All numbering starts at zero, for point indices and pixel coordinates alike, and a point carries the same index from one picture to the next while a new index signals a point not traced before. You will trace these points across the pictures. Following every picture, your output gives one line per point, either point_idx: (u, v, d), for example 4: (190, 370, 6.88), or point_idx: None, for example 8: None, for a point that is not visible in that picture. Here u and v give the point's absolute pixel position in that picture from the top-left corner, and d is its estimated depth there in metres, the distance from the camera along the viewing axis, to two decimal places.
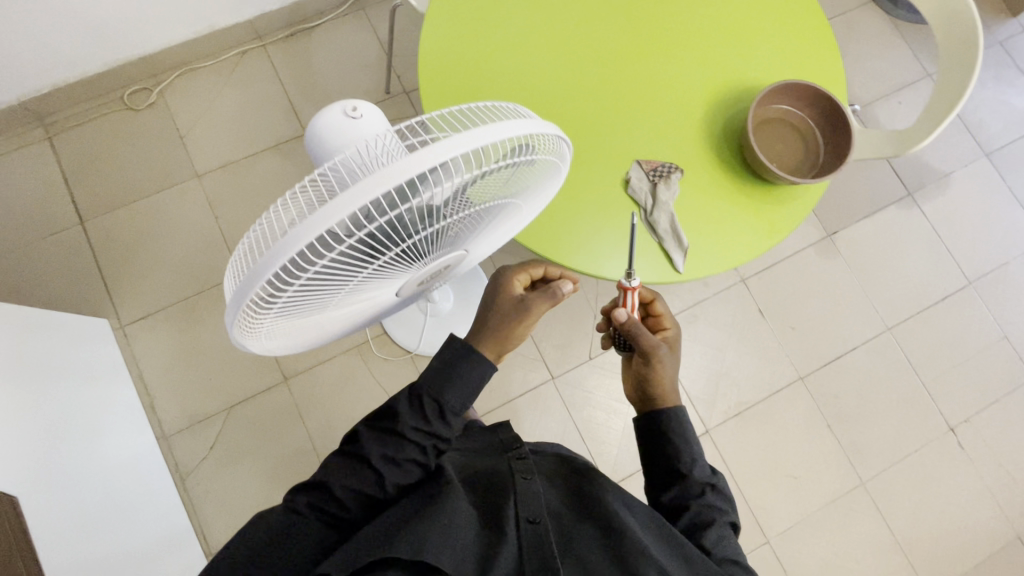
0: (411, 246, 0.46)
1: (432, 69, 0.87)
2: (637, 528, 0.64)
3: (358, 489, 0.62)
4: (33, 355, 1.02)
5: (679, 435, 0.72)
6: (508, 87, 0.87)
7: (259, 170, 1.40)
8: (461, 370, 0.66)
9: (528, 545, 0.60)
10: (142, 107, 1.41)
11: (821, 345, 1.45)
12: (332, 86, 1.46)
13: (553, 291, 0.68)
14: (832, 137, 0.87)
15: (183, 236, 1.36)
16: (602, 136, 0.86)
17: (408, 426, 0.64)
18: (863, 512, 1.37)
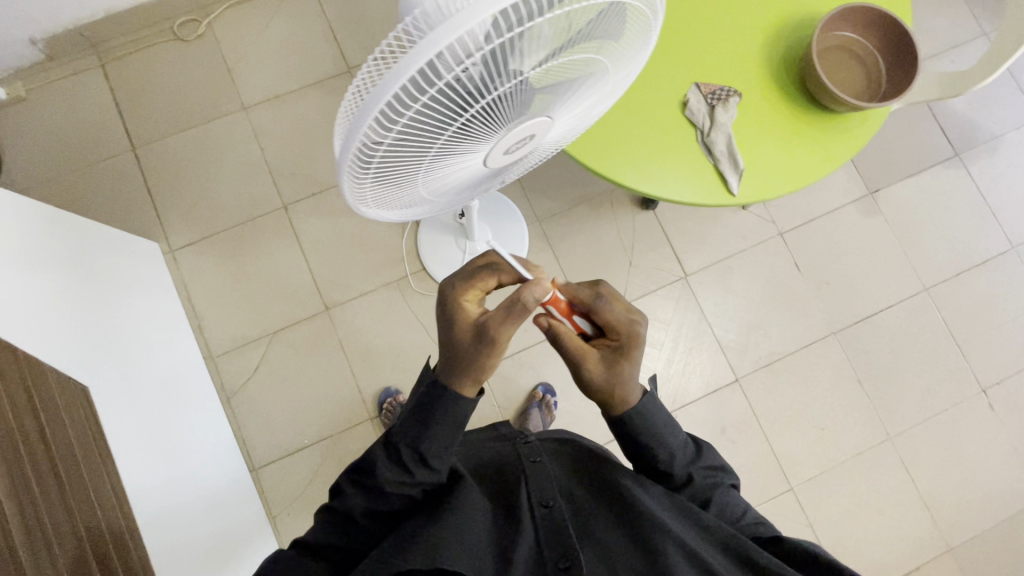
0: (495, 109, 0.49)
1: None
2: (652, 503, 0.67)
3: (353, 538, 0.69)
4: (83, 262, 1.05)
5: (653, 435, 0.70)
6: None
7: (304, 104, 1.43)
8: (442, 411, 0.67)
9: (545, 528, 0.67)
10: (191, 38, 1.43)
11: (856, 302, 1.45)
12: (377, 25, 1.47)
13: (516, 304, 0.62)
14: (894, 64, 0.86)
15: (231, 166, 1.39)
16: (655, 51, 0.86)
17: (388, 479, 0.67)
18: (888, 465, 1.38)
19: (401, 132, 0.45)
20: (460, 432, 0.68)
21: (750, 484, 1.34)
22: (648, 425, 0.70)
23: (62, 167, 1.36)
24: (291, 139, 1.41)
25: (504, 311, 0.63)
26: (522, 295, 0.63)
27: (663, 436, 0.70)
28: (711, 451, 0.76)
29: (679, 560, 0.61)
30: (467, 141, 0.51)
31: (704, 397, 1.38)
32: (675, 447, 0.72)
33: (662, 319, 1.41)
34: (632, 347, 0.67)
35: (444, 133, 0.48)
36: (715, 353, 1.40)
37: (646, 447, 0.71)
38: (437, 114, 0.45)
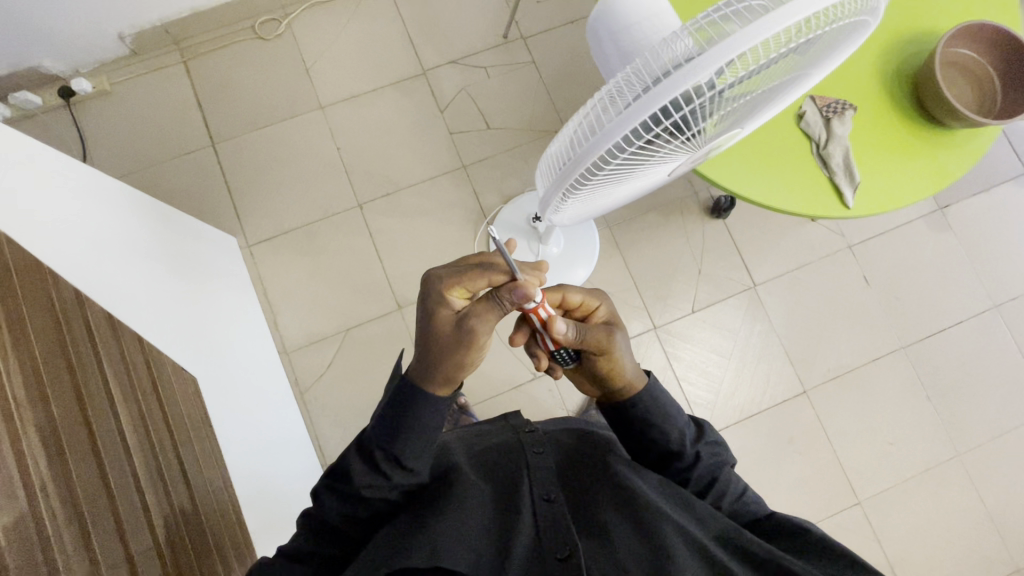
0: (697, 138, 0.51)
1: None
2: (649, 491, 0.64)
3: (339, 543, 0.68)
4: (185, 253, 1.07)
5: (659, 415, 0.68)
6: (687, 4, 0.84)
7: (380, 105, 1.45)
8: (422, 415, 0.63)
9: (541, 521, 0.61)
10: (271, 37, 1.45)
11: (925, 317, 1.44)
12: (452, 30, 1.50)
13: (499, 298, 0.61)
14: (1012, 89, 0.86)
15: (309, 165, 1.42)
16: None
17: (365, 485, 0.64)
18: (957, 482, 1.37)
19: (609, 165, 0.50)
20: (438, 433, 0.65)
21: (817, 495, 1.35)
22: (658, 407, 0.68)
23: (145, 162, 1.38)
24: (367, 140, 1.44)
25: (487, 305, 0.61)
26: (504, 291, 0.61)
27: (668, 416, 0.68)
28: (713, 429, 0.74)
29: (677, 543, 0.57)
30: (663, 163, 0.54)
31: (771, 408, 1.38)
32: (684, 424, 0.69)
33: (730, 329, 1.41)
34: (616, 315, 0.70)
35: (650, 159, 0.51)
36: (782, 363, 1.40)
37: (652, 429, 0.68)
38: (655, 144, 0.48)
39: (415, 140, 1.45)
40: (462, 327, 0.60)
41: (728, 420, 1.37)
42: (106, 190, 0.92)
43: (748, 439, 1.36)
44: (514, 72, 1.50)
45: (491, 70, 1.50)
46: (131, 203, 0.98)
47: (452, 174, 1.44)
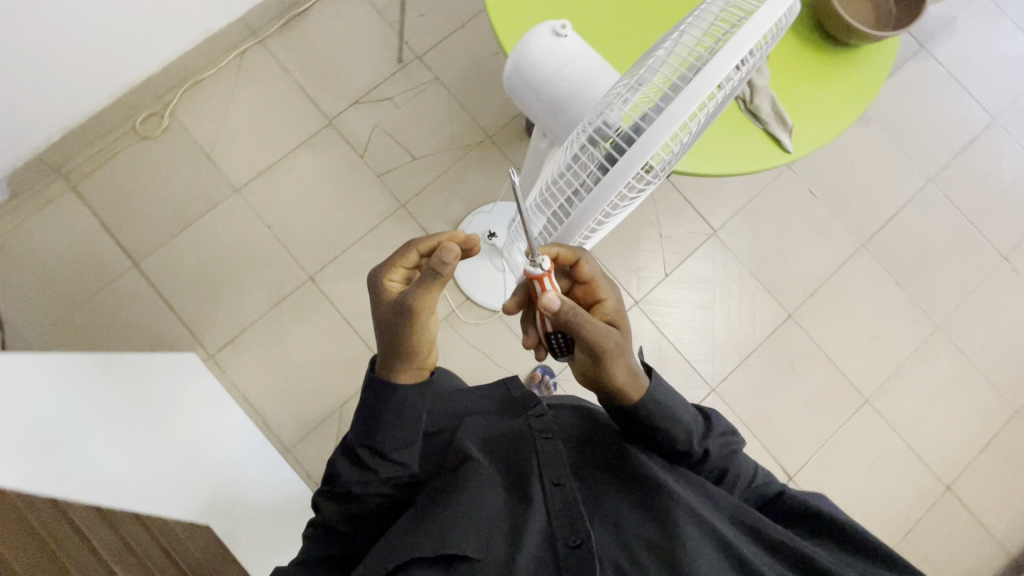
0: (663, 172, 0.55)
1: (503, 20, 0.85)
2: (664, 473, 0.60)
3: (343, 551, 0.61)
4: (153, 397, 1.00)
5: (665, 418, 0.60)
6: (576, 18, 0.86)
7: (297, 169, 1.39)
8: (406, 410, 0.60)
9: (556, 508, 0.57)
10: (157, 133, 1.36)
11: (873, 210, 1.50)
12: (343, 69, 1.43)
13: (428, 272, 0.56)
14: (904, 12, 0.90)
15: (245, 252, 1.34)
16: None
17: (355, 485, 0.60)
18: (944, 352, 1.46)
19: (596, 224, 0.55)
20: (420, 417, 0.61)
21: (828, 406, 1.41)
22: (660, 407, 0.60)
23: (69, 305, 1.27)
24: (296, 208, 1.37)
25: (421, 279, 0.57)
26: (432, 260, 0.55)
27: (675, 413, 0.61)
28: (720, 416, 0.68)
29: (693, 530, 0.54)
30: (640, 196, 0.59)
31: (765, 340, 1.43)
32: (690, 420, 0.62)
33: (705, 279, 1.44)
34: (621, 305, 0.61)
35: (627, 202, 0.57)
36: (762, 296, 1.45)
37: (653, 431, 0.61)
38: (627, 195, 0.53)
39: (345, 193, 1.39)
40: (399, 305, 0.58)
41: (729, 366, 1.41)
42: (63, 367, 0.86)
43: (753, 376, 1.41)
44: (421, 93, 1.45)
45: (397, 98, 1.44)
46: (87, 373, 0.89)
47: (394, 215, 1.40)
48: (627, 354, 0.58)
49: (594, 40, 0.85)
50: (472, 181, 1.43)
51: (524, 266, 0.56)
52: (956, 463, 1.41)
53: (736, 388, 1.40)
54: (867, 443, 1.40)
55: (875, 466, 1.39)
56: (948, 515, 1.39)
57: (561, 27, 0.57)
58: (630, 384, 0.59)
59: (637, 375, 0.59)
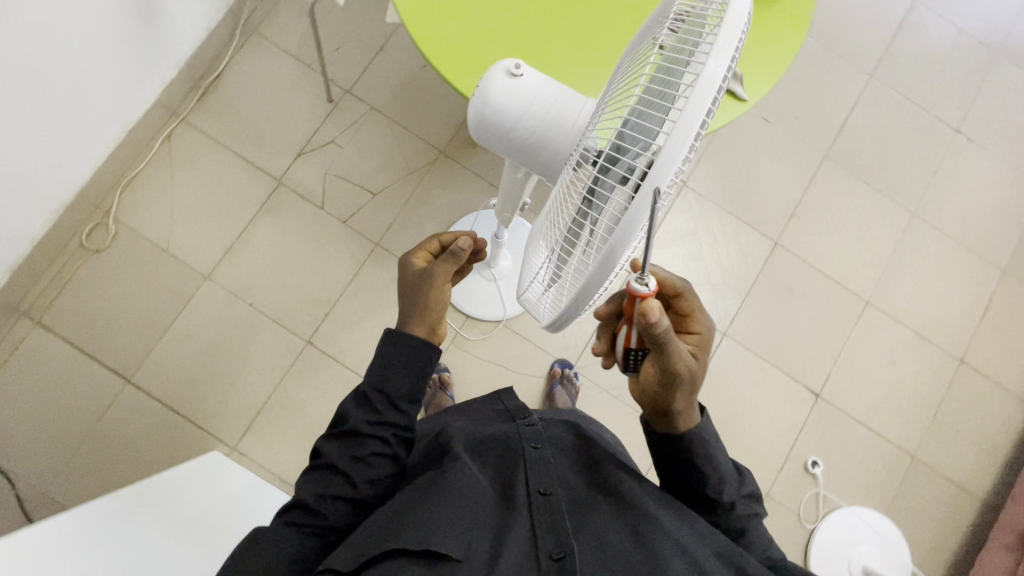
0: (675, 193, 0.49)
1: (433, 46, 0.81)
2: (651, 504, 0.61)
3: (332, 503, 0.60)
4: (204, 504, 0.98)
5: (706, 458, 0.63)
6: (504, 26, 0.83)
7: (261, 237, 1.35)
8: (419, 366, 0.63)
9: (542, 516, 0.57)
10: (107, 243, 1.31)
11: (826, 119, 1.53)
12: (275, 125, 1.40)
13: (458, 250, 0.67)
14: None
15: (235, 334, 1.31)
16: (625, 24, 0.86)
17: (361, 422, 0.62)
18: (925, 235, 1.51)
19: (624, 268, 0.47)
20: (428, 375, 0.64)
21: (834, 317, 1.45)
22: (704, 447, 0.63)
23: (70, 444, 1.22)
24: (273, 277, 1.34)
25: (449, 255, 0.67)
26: (462, 242, 0.67)
27: (713, 456, 0.63)
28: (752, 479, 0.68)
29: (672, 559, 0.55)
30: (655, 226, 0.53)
31: (760, 273, 1.45)
32: (725, 466, 0.64)
33: (688, 231, 1.45)
34: (707, 345, 0.62)
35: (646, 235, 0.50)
36: (745, 231, 1.47)
37: (686, 466, 0.63)
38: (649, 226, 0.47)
39: (317, 249, 1.36)
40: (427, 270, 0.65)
41: (733, 306, 1.43)
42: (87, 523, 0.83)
43: (758, 310, 1.44)
44: (360, 127, 1.42)
45: (339, 139, 1.41)
46: (124, 515, 0.88)
47: (371, 256, 1.37)
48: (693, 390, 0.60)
49: (529, 42, 0.83)
50: (438, 199, 1.41)
51: (628, 281, 0.49)
52: (963, 335, 1.48)
53: (745, 325, 1.43)
54: (878, 341, 1.45)
55: (892, 360, 1.45)
56: (968, 386, 1.45)
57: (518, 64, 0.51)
58: (687, 413, 0.61)
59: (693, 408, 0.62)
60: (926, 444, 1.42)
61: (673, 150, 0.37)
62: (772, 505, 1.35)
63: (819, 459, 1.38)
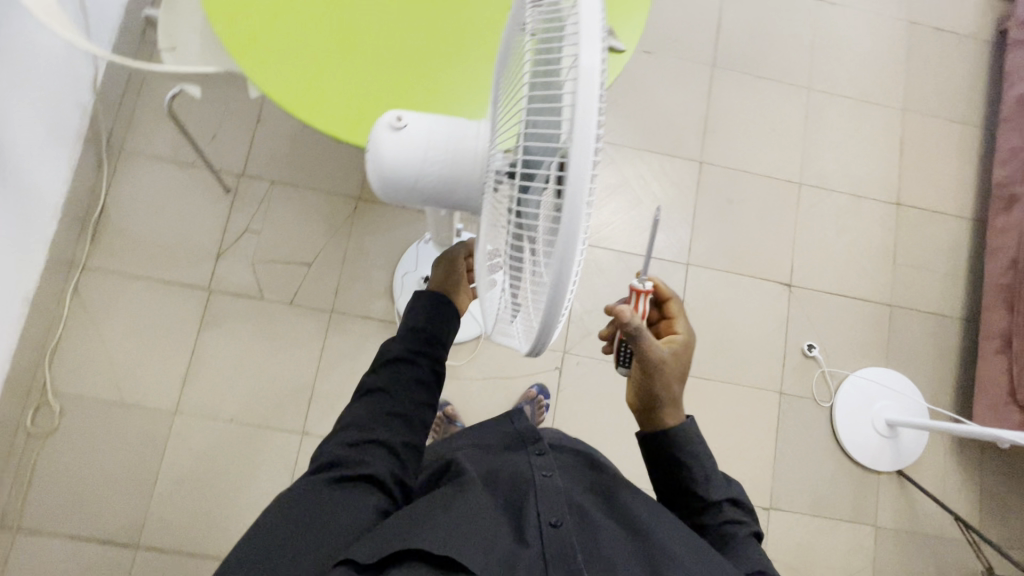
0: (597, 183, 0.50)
1: (313, 112, 0.78)
2: (656, 526, 0.63)
3: (382, 434, 0.65)
4: None
5: (691, 457, 0.69)
6: (375, 69, 0.81)
7: (215, 350, 1.29)
8: (440, 309, 0.73)
9: (553, 551, 0.58)
10: (58, 420, 1.22)
11: (702, 32, 1.57)
12: (183, 236, 1.33)
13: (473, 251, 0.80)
14: None
15: (227, 454, 1.25)
16: (490, 18, 0.86)
17: (405, 352, 0.69)
18: (826, 105, 1.58)
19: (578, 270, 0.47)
20: (454, 322, 0.74)
21: (777, 208, 1.51)
22: (688, 444, 0.69)
23: None
24: (244, 384, 1.29)
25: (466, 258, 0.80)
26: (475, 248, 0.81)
27: (698, 454, 0.69)
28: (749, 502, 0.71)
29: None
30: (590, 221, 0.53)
31: (698, 196, 1.49)
32: (712, 469, 0.69)
33: (619, 183, 1.48)
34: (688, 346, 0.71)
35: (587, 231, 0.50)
36: (669, 162, 1.50)
37: (677, 465, 0.69)
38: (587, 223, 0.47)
39: (275, 340, 1.31)
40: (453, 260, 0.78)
41: (685, 235, 1.47)
42: None
43: (708, 230, 1.48)
44: (269, 205, 1.37)
45: (253, 224, 1.36)
46: None
47: (332, 324, 1.34)
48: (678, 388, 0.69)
49: (405, 76, 0.81)
50: (375, 245, 1.38)
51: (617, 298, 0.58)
52: (892, 180, 1.56)
53: (703, 249, 1.47)
54: (822, 215, 1.52)
55: (840, 227, 1.52)
56: (913, 223, 1.54)
57: (398, 117, 0.50)
58: (672, 407, 0.69)
59: (678, 405, 0.70)
60: (898, 289, 1.50)
61: (581, 145, 0.38)
62: (788, 399, 1.41)
63: (813, 341, 1.45)
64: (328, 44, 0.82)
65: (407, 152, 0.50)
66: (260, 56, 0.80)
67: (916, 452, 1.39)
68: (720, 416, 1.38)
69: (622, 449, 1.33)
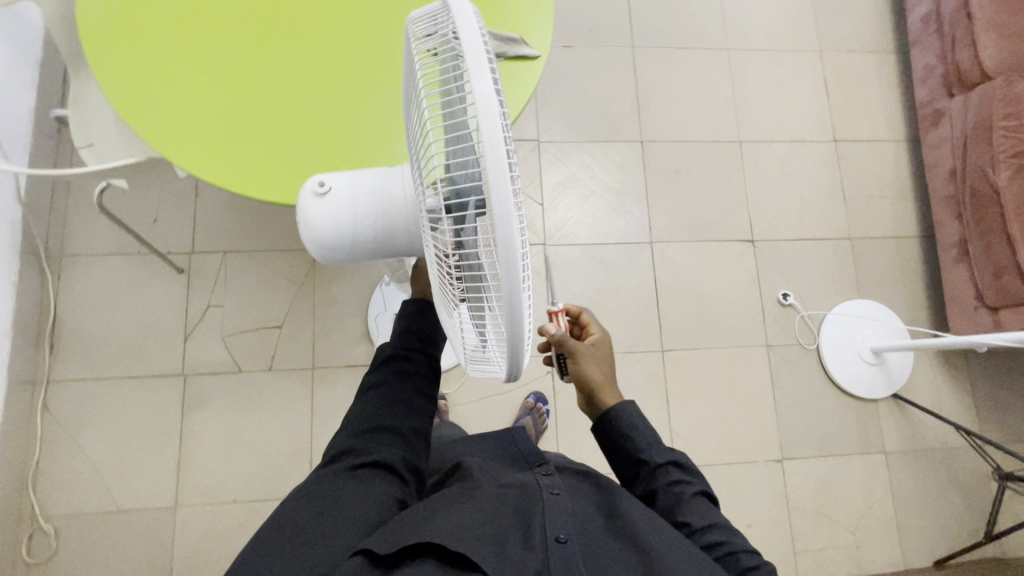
0: None
1: (247, 182, 0.79)
2: (645, 530, 0.64)
3: (389, 424, 0.74)
4: None
5: (631, 430, 0.74)
6: (296, 127, 0.81)
7: (203, 435, 1.26)
8: (427, 313, 0.82)
9: (560, 566, 0.57)
10: (56, 544, 1.18)
11: (614, 16, 1.60)
12: (145, 327, 1.30)
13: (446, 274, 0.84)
14: None
15: (238, 537, 1.22)
16: (396, 51, 0.86)
17: (401, 347, 0.79)
18: (747, 61, 1.62)
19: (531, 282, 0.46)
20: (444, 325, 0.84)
21: (723, 170, 1.54)
22: (626, 421, 0.74)
23: None
24: (240, 461, 1.26)
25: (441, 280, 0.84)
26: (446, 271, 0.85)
27: (635, 428, 0.74)
28: (699, 468, 0.75)
29: None
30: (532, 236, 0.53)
31: (646, 174, 1.52)
32: (653, 439, 0.74)
33: (568, 180, 1.49)
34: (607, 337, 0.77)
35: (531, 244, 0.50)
36: (612, 148, 1.52)
37: (621, 438, 0.74)
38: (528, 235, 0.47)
39: (263, 409, 1.29)
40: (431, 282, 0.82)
41: (644, 216, 1.49)
42: None
43: (664, 206, 1.50)
44: (226, 277, 1.34)
45: (214, 299, 1.33)
46: None
47: (317, 380, 1.32)
48: (608, 375, 0.75)
49: (327, 127, 0.82)
50: (342, 292, 1.36)
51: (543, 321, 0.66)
52: (825, 119, 1.61)
53: (663, 224, 1.49)
54: (767, 166, 1.56)
55: (786, 175, 1.56)
56: (853, 156, 1.59)
57: (319, 186, 0.54)
58: (608, 390, 0.74)
59: (613, 388, 0.75)
60: (854, 221, 1.55)
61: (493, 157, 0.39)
62: (776, 350, 1.44)
63: (787, 290, 1.48)
64: (236, 112, 0.81)
65: (334, 216, 0.54)
66: (179, 139, 0.79)
67: (904, 372, 1.44)
68: (714, 381, 1.41)
69: None
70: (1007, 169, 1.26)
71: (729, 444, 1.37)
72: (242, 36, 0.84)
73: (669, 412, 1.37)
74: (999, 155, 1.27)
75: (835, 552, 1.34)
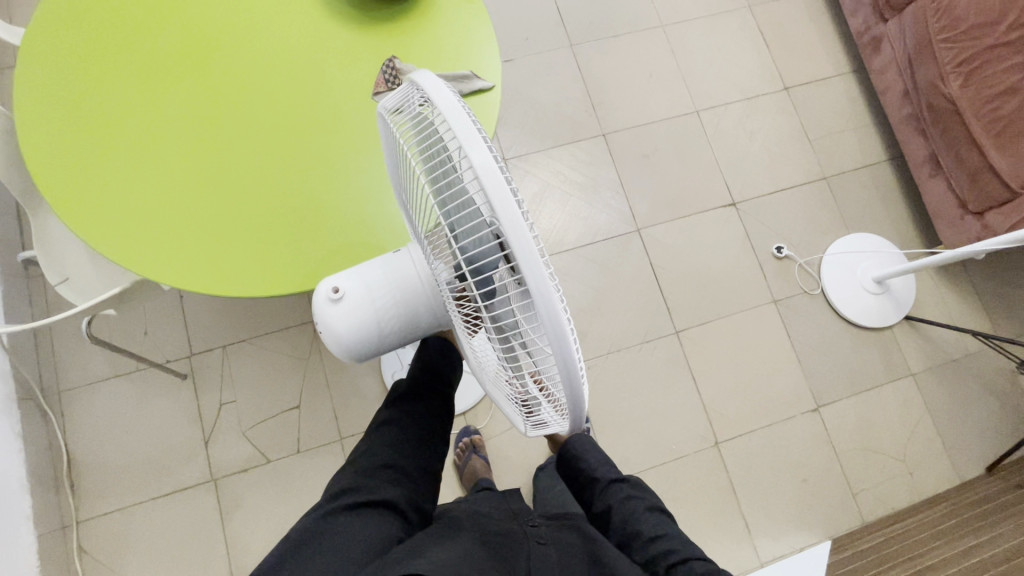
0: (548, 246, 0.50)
1: (240, 284, 0.78)
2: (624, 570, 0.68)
3: (396, 465, 0.73)
4: None
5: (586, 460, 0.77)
6: (274, 220, 0.81)
7: (247, 535, 1.23)
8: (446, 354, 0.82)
9: None
10: None
11: (546, 20, 1.61)
12: (163, 441, 1.27)
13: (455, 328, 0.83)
14: None
15: None
16: (352, 119, 0.86)
17: (416, 387, 0.80)
18: (682, 33, 1.64)
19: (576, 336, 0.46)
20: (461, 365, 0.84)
21: (688, 141, 1.56)
22: (581, 451, 0.78)
23: None
24: None
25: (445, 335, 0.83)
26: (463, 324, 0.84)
27: (589, 456, 0.78)
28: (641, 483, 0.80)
29: None
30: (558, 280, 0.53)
31: (616, 165, 1.52)
32: (603, 463, 0.78)
33: (543, 189, 1.49)
34: None
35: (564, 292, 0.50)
36: (577, 147, 1.53)
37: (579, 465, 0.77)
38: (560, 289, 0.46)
39: (301, 493, 1.26)
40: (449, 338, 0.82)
41: (625, 206, 1.50)
42: None
43: (640, 191, 1.51)
44: (232, 370, 1.31)
45: (225, 396, 1.30)
46: None
47: (348, 449, 1.30)
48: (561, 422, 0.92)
49: (304, 213, 0.81)
50: None
51: None
52: (772, 70, 1.64)
53: (645, 210, 1.50)
54: (728, 129, 1.58)
55: (749, 132, 1.58)
56: (807, 99, 1.62)
57: (335, 293, 0.59)
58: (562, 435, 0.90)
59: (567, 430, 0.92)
60: (825, 161, 1.58)
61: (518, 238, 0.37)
62: (784, 303, 1.46)
63: (780, 242, 1.50)
64: (220, 220, 0.80)
65: (356, 316, 0.59)
66: (161, 260, 0.78)
67: (910, 295, 1.46)
68: (733, 348, 1.42)
69: (665, 425, 1.34)
70: (957, 79, 1.29)
71: (764, 406, 1.38)
72: (197, 145, 0.83)
73: (698, 390, 1.38)
74: (946, 67, 1.31)
75: (890, 482, 1.35)
